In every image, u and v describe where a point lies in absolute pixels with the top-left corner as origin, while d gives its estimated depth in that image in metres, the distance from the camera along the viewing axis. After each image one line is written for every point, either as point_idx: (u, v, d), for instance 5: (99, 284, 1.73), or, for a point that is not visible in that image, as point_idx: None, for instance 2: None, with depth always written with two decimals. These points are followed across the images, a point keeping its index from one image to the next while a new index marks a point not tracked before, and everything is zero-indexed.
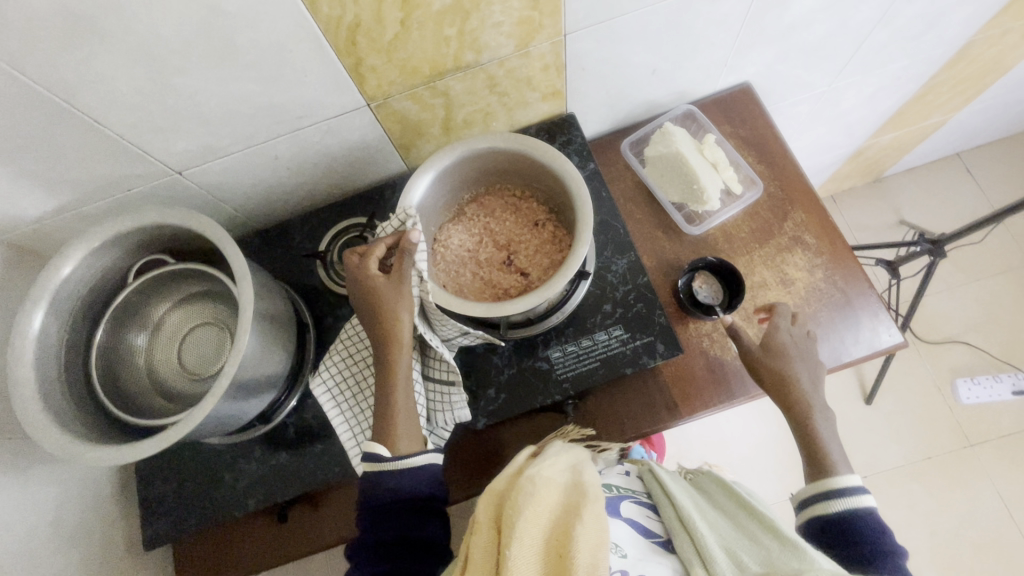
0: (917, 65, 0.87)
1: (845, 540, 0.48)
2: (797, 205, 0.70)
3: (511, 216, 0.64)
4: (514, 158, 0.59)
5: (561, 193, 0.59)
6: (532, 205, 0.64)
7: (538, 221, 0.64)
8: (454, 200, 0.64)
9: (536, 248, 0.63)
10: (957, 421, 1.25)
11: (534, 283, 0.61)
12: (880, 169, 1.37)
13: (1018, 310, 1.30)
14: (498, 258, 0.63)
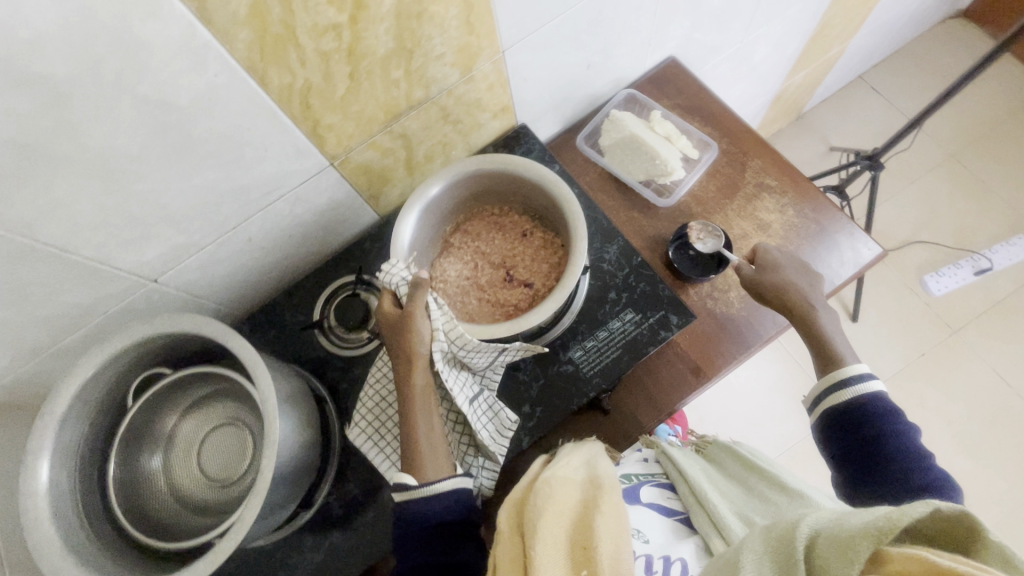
0: (810, 6, 0.95)
1: (858, 436, 0.51)
2: (752, 155, 0.74)
3: (498, 234, 0.65)
4: (490, 176, 0.60)
5: (542, 200, 0.61)
6: (514, 218, 0.65)
7: (525, 231, 0.65)
8: (439, 234, 0.65)
9: (532, 257, 0.64)
10: (936, 313, 1.33)
11: (541, 292, 0.62)
12: (800, 106, 1.46)
13: (954, 199, 1.41)
14: (497, 277, 0.64)
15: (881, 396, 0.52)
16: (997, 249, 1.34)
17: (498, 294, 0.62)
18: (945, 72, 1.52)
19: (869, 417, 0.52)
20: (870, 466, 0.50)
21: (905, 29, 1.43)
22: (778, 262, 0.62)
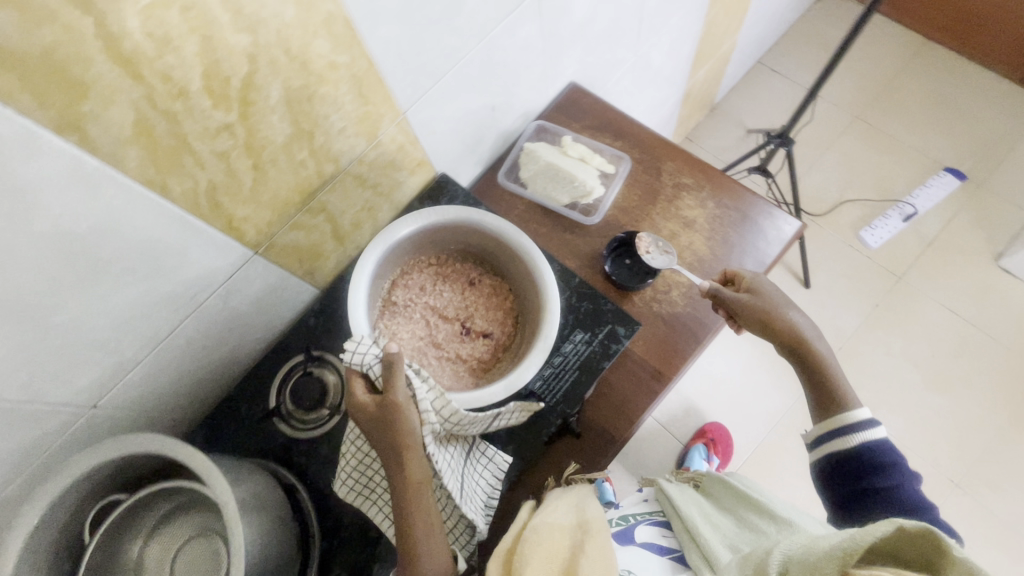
0: (690, 11, 1.02)
1: (862, 476, 0.59)
2: (664, 159, 0.78)
3: (445, 285, 0.66)
4: (437, 227, 0.63)
5: (495, 250, 0.65)
6: (459, 266, 0.67)
7: (472, 278, 0.67)
8: (384, 294, 0.64)
9: (484, 306, 0.66)
10: (879, 264, 1.39)
11: (501, 339, 0.64)
12: (711, 98, 1.54)
13: (869, 156, 1.50)
14: (452, 331, 0.65)
15: (881, 443, 0.59)
16: (917, 193, 1.43)
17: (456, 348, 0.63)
18: (832, 43, 1.64)
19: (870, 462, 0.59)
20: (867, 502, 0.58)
21: (786, 12, 1.54)
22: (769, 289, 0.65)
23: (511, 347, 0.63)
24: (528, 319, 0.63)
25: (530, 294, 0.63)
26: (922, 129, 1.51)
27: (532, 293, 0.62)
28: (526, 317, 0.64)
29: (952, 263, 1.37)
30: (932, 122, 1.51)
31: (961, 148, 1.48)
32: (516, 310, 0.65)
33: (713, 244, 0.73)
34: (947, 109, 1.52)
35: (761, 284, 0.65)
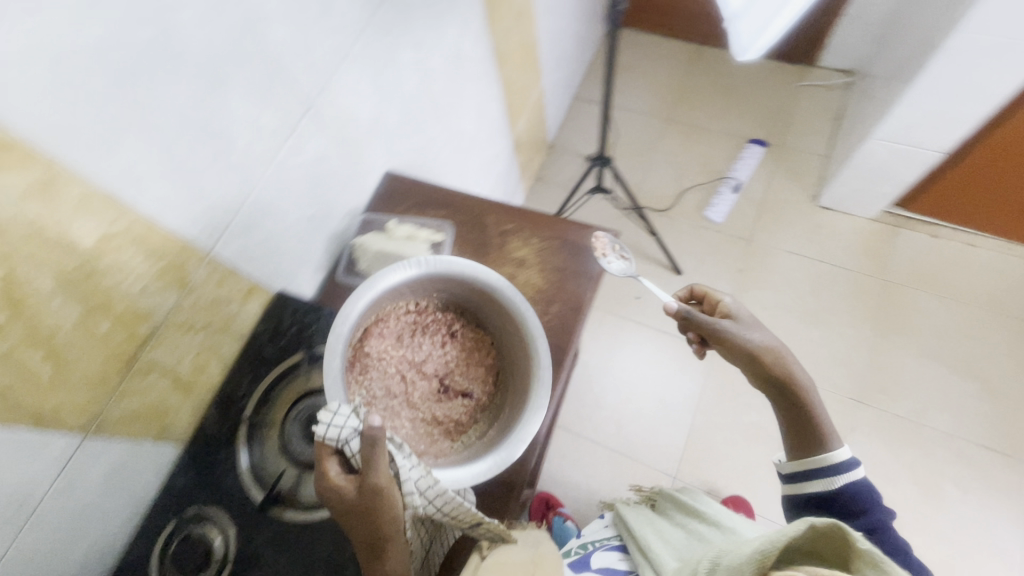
0: (481, 81, 1.15)
1: (842, 506, 0.67)
2: (486, 215, 0.85)
3: (420, 337, 0.71)
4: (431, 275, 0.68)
5: (483, 310, 0.70)
6: (441, 317, 0.72)
7: (449, 330, 0.72)
8: (364, 352, 0.67)
9: (462, 363, 0.71)
10: (729, 235, 1.56)
11: (481, 399, 0.69)
12: (544, 138, 1.71)
13: (687, 150, 1.72)
14: (429, 388, 0.69)
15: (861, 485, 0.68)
16: (736, 167, 1.63)
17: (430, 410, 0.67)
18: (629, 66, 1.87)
19: (850, 495, 0.67)
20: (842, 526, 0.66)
21: (580, 52, 1.76)
22: (749, 323, 0.76)
23: (489, 409, 0.68)
24: (510, 381, 0.68)
25: (516, 354, 0.68)
26: (722, 115, 1.74)
27: (523, 359, 0.66)
28: (510, 378, 0.68)
29: (785, 215, 1.56)
30: (727, 107, 1.75)
31: (757, 121, 1.72)
32: (496, 368, 0.70)
33: (548, 276, 0.79)
34: (735, 93, 1.77)
35: (740, 313, 0.78)
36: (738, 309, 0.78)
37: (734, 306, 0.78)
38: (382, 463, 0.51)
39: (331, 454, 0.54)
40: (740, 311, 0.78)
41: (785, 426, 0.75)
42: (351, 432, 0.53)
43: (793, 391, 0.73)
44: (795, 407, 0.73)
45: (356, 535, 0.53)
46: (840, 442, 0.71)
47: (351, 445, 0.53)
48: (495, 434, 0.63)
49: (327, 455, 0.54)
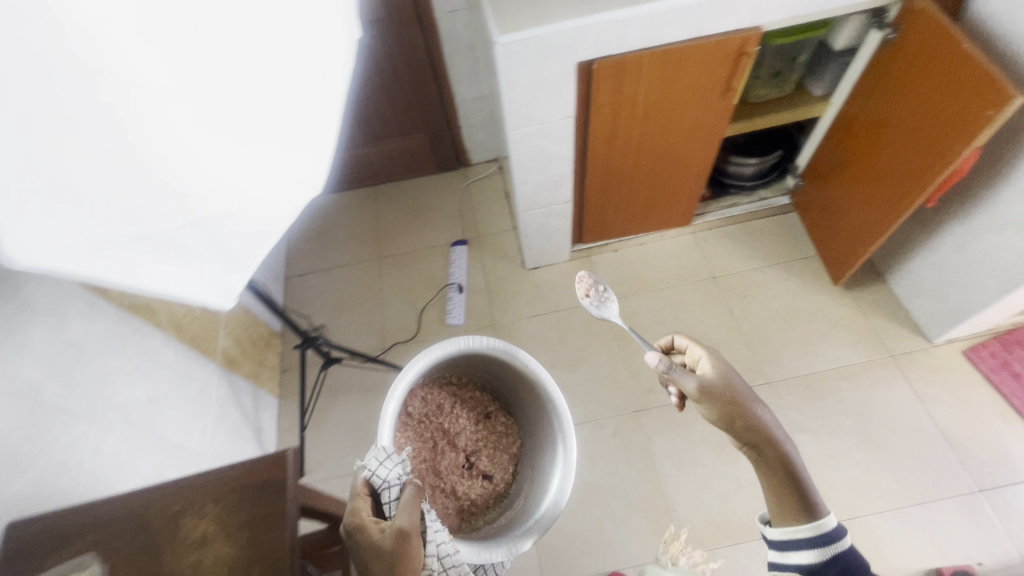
0: (125, 344, 1.05)
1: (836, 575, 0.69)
2: (145, 509, 0.62)
3: (457, 424, 1.13)
4: (487, 367, 1.12)
5: (518, 410, 1.15)
6: (476, 409, 1.16)
7: (478, 422, 1.15)
8: (426, 426, 1.09)
9: (488, 448, 1.14)
10: (475, 329, 1.67)
11: (497, 481, 1.12)
12: (268, 330, 1.66)
13: (407, 275, 1.82)
14: (460, 460, 1.11)
15: (852, 555, 0.70)
16: (452, 271, 1.76)
17: (459, 482, 1.09)
18: (324, 228, 1.95)
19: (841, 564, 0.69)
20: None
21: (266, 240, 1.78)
22: (730, 377, 0.85)
23: (492, 498, 1.10)
24: (518, 477, 1.12)
25: (533, 443, 1.11)
26: (422, 234, 1.90)
27: (533, 458, 1.09)
28: (518, 466, 1.12)
29: (509, 290, 1.73)
30: (423, 226, 1.92)
31: (451, 227, 1.91)
32: (512, 457, 1.13)
33: (241, 537, 0.61)
34: (424, 213, 1.95)
35: (727, 369, 0.86)
36: (724, 366, 0.87)
37: (721, 364, 0.87)
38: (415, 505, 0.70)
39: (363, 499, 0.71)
40: (727, 370, 0.86)
41: (769, 488, 0.78)
42: (392, 477, 0.75)
43: (765, 448, 0.78)
44: (768, 461, 0.77)
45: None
46: (828, 513, 0.73)
47: (389, 489, 0.75)
48: (506, 516, 1.04)
49: (362, 492, 0.73)
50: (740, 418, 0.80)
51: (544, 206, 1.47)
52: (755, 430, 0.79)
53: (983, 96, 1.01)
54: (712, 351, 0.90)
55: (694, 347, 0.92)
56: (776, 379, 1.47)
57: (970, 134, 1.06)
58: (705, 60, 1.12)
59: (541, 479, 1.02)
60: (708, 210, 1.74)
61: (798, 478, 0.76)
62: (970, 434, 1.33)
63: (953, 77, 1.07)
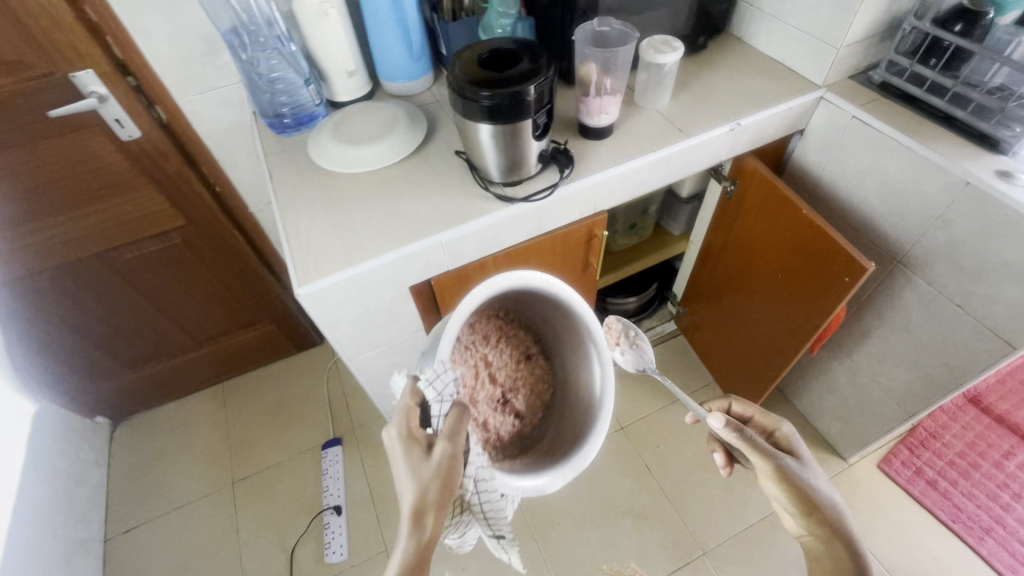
0: None
1: None
2: None
3: (500, 357, 0.88)
4: (540, 303, 0.85)
5: (558, 344, 0.90)
6: (518, 343, 0.89)
7: (519, 360, 0.90)
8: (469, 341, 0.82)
9: (526, 386, 0.90)
10: (364, 559, 1.34)
11: (526, 425, 0.88)
12: None
13: (272, 500, 1.46)
14: (494, 395, 0.87)
15: None
16: (325, 491, 1.44)
17: (488, 419, 0.85)
18: (159, 457, 1.57)
19: None
20: None
21: (67, 505, 1.35)
22: (806, 463, 0.79)
23: (519, 435, 0.88)
24: (554, 418, 0.88)
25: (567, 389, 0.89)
26: (285, 440, 1.57)
27: (574, 395, 0.87)
28: (554, 409, 0.88)
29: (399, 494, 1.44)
30: (285, 427, 1.60)
31: (321, 422, 1.60)
32: (546, 400, 0.90)
33: None
34: (285, 409, 1.64)
35: (797, 446, 0.81)
36: (795, 438, 0.82)
37: (794, 438, 0.82)
38: (461, 432, 0.69)
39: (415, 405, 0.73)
40: (798, 449, 0.81)
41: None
42: (446, 393, 0.71)
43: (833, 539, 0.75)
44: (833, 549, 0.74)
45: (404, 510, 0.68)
46: None
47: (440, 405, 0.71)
48: (539, 454, 0.82)
49: (412, 404, 0.73)
50: (811, 503, 0.76)
51: None
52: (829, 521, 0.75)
53: (835, 260, 0.98)
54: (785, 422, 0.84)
55: (761, 417, 0.85)
56: (713, 545, 1.31)
57: (832, 294, 1.02)
58: (557, 249, 1.01)
59: (585, 411, 0.83)
60: None
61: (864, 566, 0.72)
62: (914, 563, 1.25)
63: (803, 242, 1.04)
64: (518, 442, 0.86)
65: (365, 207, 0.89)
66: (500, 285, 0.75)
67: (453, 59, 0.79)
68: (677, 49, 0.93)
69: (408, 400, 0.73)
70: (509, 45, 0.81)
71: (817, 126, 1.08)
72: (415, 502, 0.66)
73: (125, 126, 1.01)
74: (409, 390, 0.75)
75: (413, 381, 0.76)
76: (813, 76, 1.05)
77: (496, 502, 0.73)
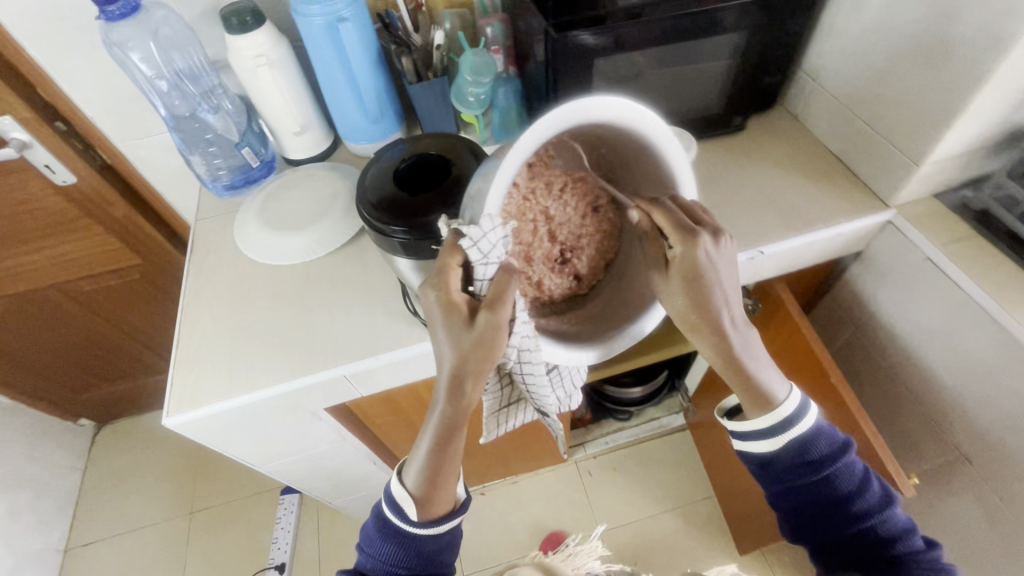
0: None
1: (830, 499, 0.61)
2: None
3: (569, 201, 0.60)
4: (621, 145, 0.56)
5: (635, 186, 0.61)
6: (592, 187, 0.61)
7: (593, 210, 0.63)
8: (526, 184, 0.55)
9: (592, 242, 0.64)
10: None
11: (586, 286, 0.65)
12: None
13: (224, 540, 1.42)
14: (551, 253, 0.62)
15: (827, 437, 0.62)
16: (273, 545, 1.37)
17: (544, 282, 0.62)
18: (131, 470, 1.57)
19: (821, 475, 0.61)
20: (824, 509, 0.61)
21: (28, 516, 1.37)
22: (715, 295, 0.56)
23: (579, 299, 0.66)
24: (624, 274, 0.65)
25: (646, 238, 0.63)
26: (248, 475, 1.52)
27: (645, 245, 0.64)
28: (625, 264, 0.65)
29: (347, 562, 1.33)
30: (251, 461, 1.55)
31: None
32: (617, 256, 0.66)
33: None
34: None
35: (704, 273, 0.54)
36: (712, 261, 0.54)
37: (701, 258, 0.53)
38: (508, 298, 0.53)
39: (456, 259, 0.53)
40: (702, 279, 0.54)
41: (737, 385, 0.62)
42: (494, 255, 0.52)
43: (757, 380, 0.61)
44: (746, 384, 0.62)
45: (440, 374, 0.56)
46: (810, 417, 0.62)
47: (484, 268, 0.53)
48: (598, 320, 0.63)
49: (454, 264, 0.53)
50: (725, 357, 0.60)
51: (360, 489, 1.12)
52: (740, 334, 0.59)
53: (868, 458, 0.74)
54: (707, 242, 0.53)
55: (664, 220, 0.54)
56: None
57: None
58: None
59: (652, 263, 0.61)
60: (591, 437, 1.43)
61: (773, 394, 0.62)
62: None
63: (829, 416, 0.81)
64: (577, 306, 0.65)
65: (273, 313, 0.75)
66: (573, 119, 0.48)
67: (373, 161, 0.64)
68: None
69: (449, 256, 0.52)
70: (435, 150, 0.64)
71: (877, 252, 0.81)
72: (455, 369, 0.55)
73: (56, 171, 0.91)
74: (448, 242, 0.53)
75: (454, 237, 0.52)
76: (878, 188, 0.78)
77: (543, 384, 0.60)
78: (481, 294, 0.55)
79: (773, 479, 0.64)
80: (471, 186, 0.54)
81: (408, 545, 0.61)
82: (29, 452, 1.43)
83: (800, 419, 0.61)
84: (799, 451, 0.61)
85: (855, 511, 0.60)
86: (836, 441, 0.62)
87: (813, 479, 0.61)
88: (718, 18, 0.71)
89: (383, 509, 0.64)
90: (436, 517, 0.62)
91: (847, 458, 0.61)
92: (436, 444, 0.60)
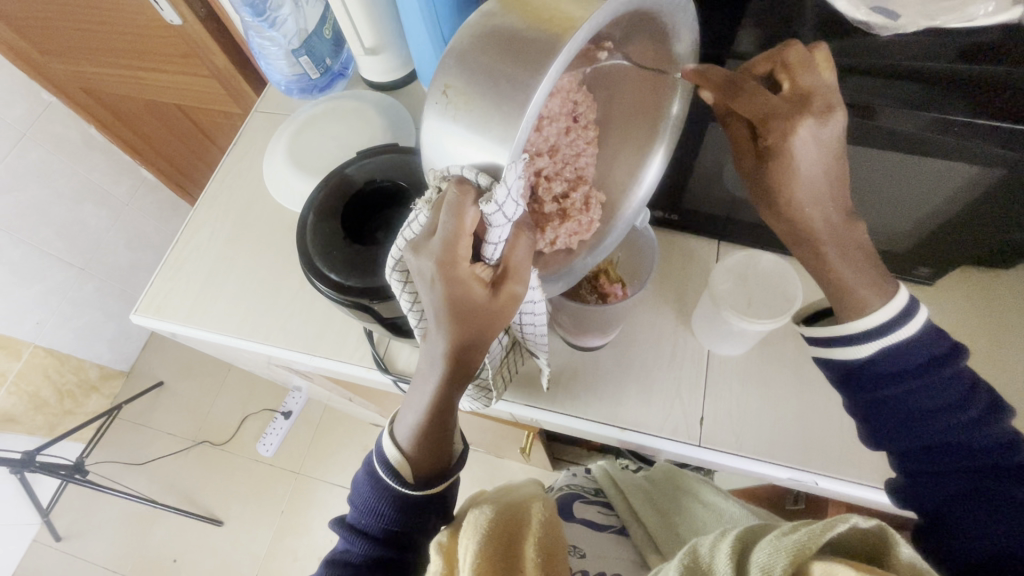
0: None
1: (918, 430, 0.41)
2: None
3: (553, 107, 0.38)
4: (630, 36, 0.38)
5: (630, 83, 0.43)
6: (568, 84, 0.38)
7: (575, 119, 0.40)
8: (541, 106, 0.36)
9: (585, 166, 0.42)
10: (277, 467, 1.45)
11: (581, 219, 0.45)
12: (102, 373, 1.61)
13: None
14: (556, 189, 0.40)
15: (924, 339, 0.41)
16: (290, 394, 1.51)
17: (551, 228, 0.40)
18: None
19: (897, 393, 0.41)
20: (902, 430, 0.42)
21: (144, 273, 1.67)
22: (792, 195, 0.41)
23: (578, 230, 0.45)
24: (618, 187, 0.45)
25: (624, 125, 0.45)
26: None
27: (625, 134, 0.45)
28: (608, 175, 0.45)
29: (335, 441, 1.44)
30: None
31: None
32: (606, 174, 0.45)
33: None
34: None
35: (792, 172, 0.40)
36: (821, 144, 0.39)
37: (797, 153, 0.39)
38: (527, 263, 0.37)
39: (467, 221, 0.34)
40: (794, 182, 0.40)
41: (839, 287, 0.43)
42: (513, 214, 0.34)
43: (833, 281, 0.43)
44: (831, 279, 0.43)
45: (452, 339, 0.39)
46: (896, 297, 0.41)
47: (501, 232, 0.35)
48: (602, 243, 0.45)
49: (465, 230, 0.34)
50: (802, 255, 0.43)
51: (345, 403, 1.15)
52: (804, 237, 0.42)
53: None
54: (813, 129, 0.38)
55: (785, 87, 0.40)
56: None
57: None
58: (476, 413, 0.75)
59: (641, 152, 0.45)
60: None
61: (865, 298, 0.42)
62: None
63: None
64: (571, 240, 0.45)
65: (263, 256, 0.70)
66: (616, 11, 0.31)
67: (357, 154, 0.58)
68: (779, 319, 0.49)
69: (459, 224, 0.34)
70: (404, 179, 0.55)
71: None
72: (460, 343, 0.39)
73: (164, 10, 0.89)
74: (454, 208, 0.33)
75: (466, 198, 0.33)
76: None
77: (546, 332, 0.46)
78: (490, 260, 0.37)
79: (852, 389, 0.44)
80: (447, 105, 0.33)
81: (412, 504, 0.47)
82: (158, 225, 1.66)
83: (896, 327, 0.41)
84: (899, 355, 0.41)
85: (963, 433, 0.40)
86: (937, 349, 0.41)
87: (896, 393, 0.42)
88: (950, 144, 0.42)
89: (376, 464, 0.48)
90: (440, 477, 0.48)
91: (955, 370, 0.41)
92: (435, 408, 0.44)
